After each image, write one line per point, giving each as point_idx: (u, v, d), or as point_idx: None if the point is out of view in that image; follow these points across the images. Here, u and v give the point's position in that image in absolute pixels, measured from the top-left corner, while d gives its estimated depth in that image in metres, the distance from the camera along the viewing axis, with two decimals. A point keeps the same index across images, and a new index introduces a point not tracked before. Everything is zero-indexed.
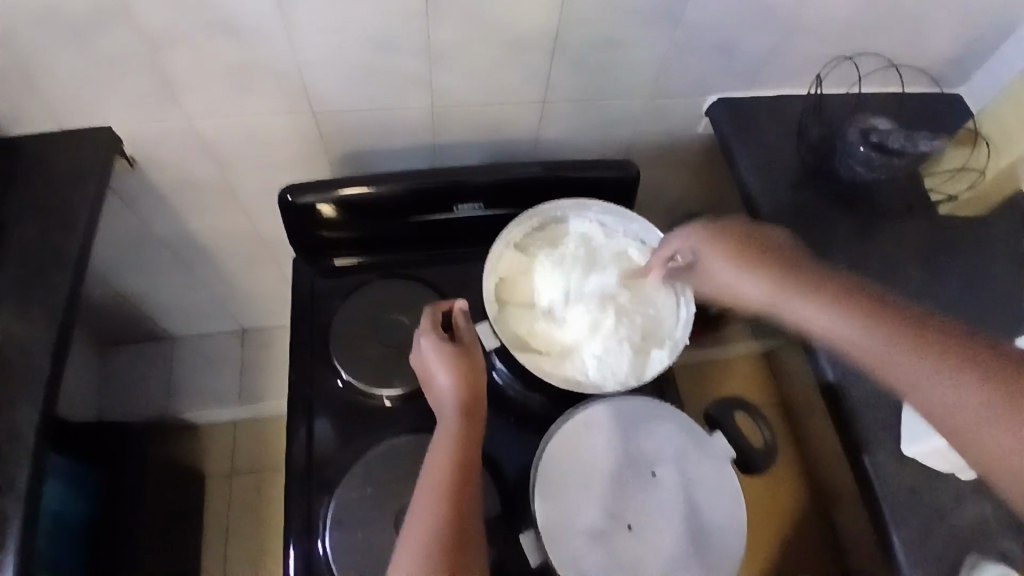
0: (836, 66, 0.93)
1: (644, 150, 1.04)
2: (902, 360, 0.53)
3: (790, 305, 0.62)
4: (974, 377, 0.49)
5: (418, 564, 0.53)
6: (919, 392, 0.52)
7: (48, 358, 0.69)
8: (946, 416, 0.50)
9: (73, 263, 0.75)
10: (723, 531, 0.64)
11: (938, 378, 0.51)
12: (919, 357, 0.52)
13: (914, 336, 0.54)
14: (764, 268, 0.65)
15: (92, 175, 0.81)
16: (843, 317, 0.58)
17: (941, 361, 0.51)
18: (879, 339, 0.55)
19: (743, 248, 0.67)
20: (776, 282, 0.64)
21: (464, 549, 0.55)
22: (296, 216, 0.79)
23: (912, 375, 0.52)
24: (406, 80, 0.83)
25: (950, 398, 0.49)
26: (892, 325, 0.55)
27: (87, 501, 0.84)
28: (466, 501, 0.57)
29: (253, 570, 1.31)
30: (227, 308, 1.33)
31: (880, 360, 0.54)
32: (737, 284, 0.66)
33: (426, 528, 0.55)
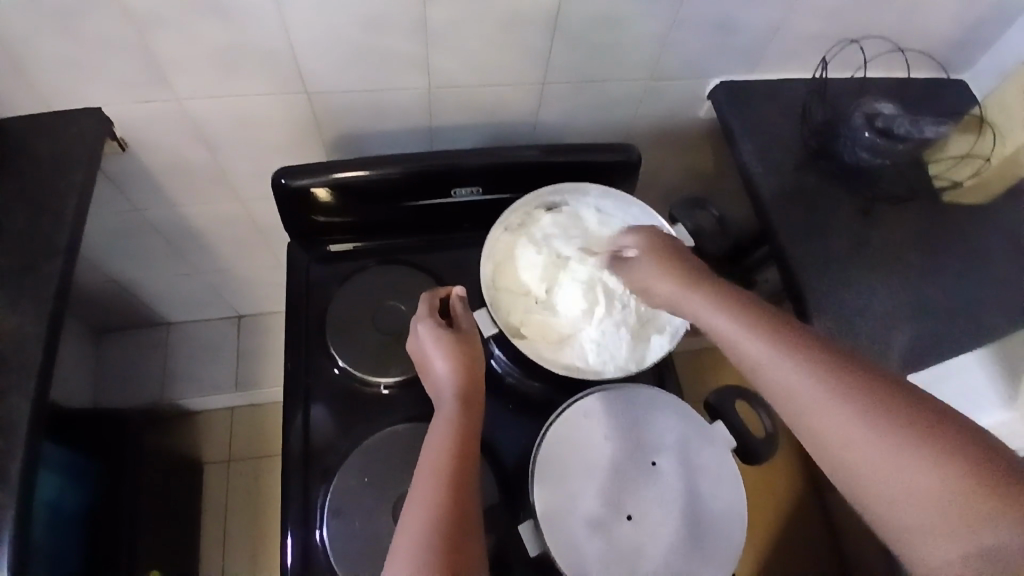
0: (840, 48, 0.91)
1: (644, 133, 1.02)
2: (811, 382, 0.50)
3: (694, 309, 0.60)
4: (923, 459, 0.44)
5: (418, 547, 0.51)
6: (812, 417, 0.49)
7: (40, 346, 0.68)
8: (833, 443, 0.48)
9: (64, 250, 0.74)
10: (724, 520, 0.63)
11: (883, 453, 0.45)
12: (835, 385, 0.49)
13: (827, 362, 0.50)
14: (692, 274, 0.62)
15: (82, 159, 0.79)
16: (747, 331, 0.55)
17: (843, 390, 0.48)
18: (786, 359, 0.52)
19: (671, 254, 0.64)
20: (687, 288, 0.61)
21: (467, 533, 0.53)
22: (289, 200, 0.77)
23: (812, 400, 0.49)
24: (401, 60, 0.81)
25: (842, 430, 0.47)
26: (808, 346, 0.52)
27: (83, 488, 0.84)
28: (466, 485, 0.56)
29: (252, 556, 1.31)
30: (222, 293, 1.31)
31: (783, 382, 0.51)
32: (648, 287, 0.65)
33: (426, 512, 0.53)
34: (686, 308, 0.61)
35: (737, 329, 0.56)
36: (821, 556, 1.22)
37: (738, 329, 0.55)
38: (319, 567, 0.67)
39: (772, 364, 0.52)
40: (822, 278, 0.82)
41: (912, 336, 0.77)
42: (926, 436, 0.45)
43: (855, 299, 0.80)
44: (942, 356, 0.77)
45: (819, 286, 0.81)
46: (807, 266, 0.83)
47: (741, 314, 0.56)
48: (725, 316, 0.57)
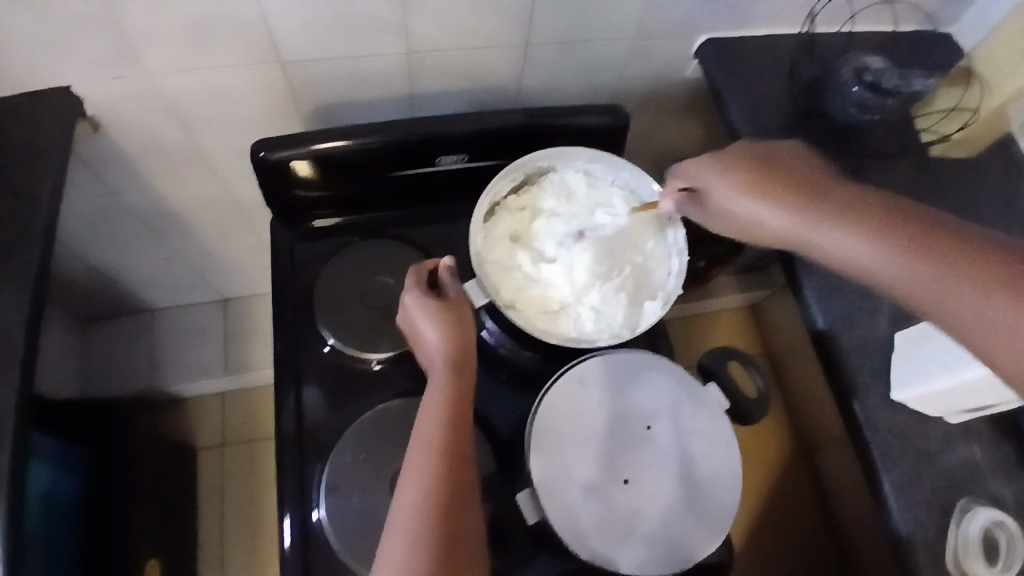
0: (828, 1, 0.89)
1: (631, 96, 1.00)
2: (913, 273, 0.49)
3: (788, 231, 0.57)
4: (962, 282, 0.47)
5: (417, 520, 0.51)
6: (940, 310, 0.48)
7: (22, 336, 0.66)
8: (957, 327, 0.47)
9: (41, 237, 0.71)
10: (718, 481, 0.64)
11: (954, 289, 0.47)
12: (947, 269, 0.48)
13: (947, 250, 0.48)
14: (760, 190, 0.59)
15: (52, 142, 0.76)
16: (861, 239, 0.52)
17: (973, 272, 0.46)
18: (902, 259, 0.50)
19: (734, 165, 0.62)
20: (774, 207, 0.58)
21: (464, 502, 0.54)
22: (269, 175, 0.75)
23: (939, 294, 0.48)
24: (378, 26, 0.78)
25: (977, 313, 0.46)
26: (909, 238, 0.50)
27: (76, 477, 0.83)
28: (462, 455, 0.56)
29: (252, 536, 1.32)
30: (207, 274, 1.29)
31: (907, 281, 0.50)
32: (730, 210, 0.62)
33: (423, 484, 0.53)
34: (777, 229, 0.58)
35: (849, 241, 0.53)
36: (809, 513, 1.25)
37: (859, 242, 0.53)
38: (319, 544, 0.67)
39: (897, 273, 0.50)
40: None
41: None
42: (977, 267, 0.47)
43: None
44: None
45: None
46: None
47: (849, 225, 0.53)
48: (839, 231, 0.54)
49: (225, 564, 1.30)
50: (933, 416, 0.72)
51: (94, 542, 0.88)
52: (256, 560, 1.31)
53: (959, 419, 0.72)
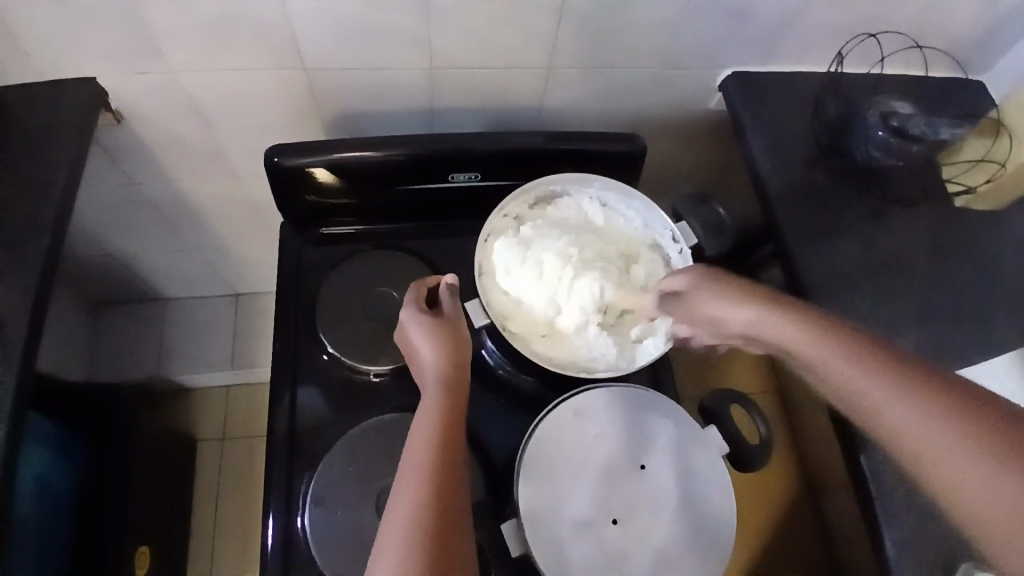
0: (858, 42, 0.88)
1: (652, 124, 1.00)
2: (904, 406, 0.47)
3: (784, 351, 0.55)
4: (967, 446, 0.43)
5: (404, 546, 0.49)
6: (920, 454, 0.45)
7: (28, 321, 0.67)
8: (936, 474, 0.44)
9: (53, 223, 0.72)
10: (713, 528, 0.62)
11: (949, 450, 0.44)
12: (927, 413, 0.46)
13: (938, 392, 0.46)
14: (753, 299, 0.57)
15: (74, 130, 0.77)
16: (854, 369, 0.50)
17: (965, 419, 0.44)
18: (886, 393, 0.48)
19: (731, 286, 0.59)
20: (764, 324, 0.56)
21: (454, 525, 0.51)
22: (282, 179, 0.75)
23: (922, 436, 0.45)
24: (403, 38, 0.78)
25: (960, 462, 0.43)
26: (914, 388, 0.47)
27: (74, 464, 0.83)
28: (453, 475, 0.54)
29: (241, 536, 1.31)
30: (219, 269, 1.30)
31: (890, 418, 0.47)
32: (723, 322, 0.60)
33: (413, 505, 0.51)
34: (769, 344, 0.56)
35: (838, 368, 0.51)
36: (812, 557, 1.21)
37: (851, 372, 0.50)
38: (300, 555, 0.66)
39: (881, 409, 0.48)
40: (826, 281, 0.80)
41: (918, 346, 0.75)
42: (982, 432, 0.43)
43: (859, 303, 0.78)
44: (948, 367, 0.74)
45: (823, 289, 0.79)
46: (815, 269, 0.81)
47: (843, 353, 0.51)
48: (838, 359, 0.51)
49: (213, 562, 1.29)
50: None
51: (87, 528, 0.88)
52: (243, 561, 1.30)
53: None
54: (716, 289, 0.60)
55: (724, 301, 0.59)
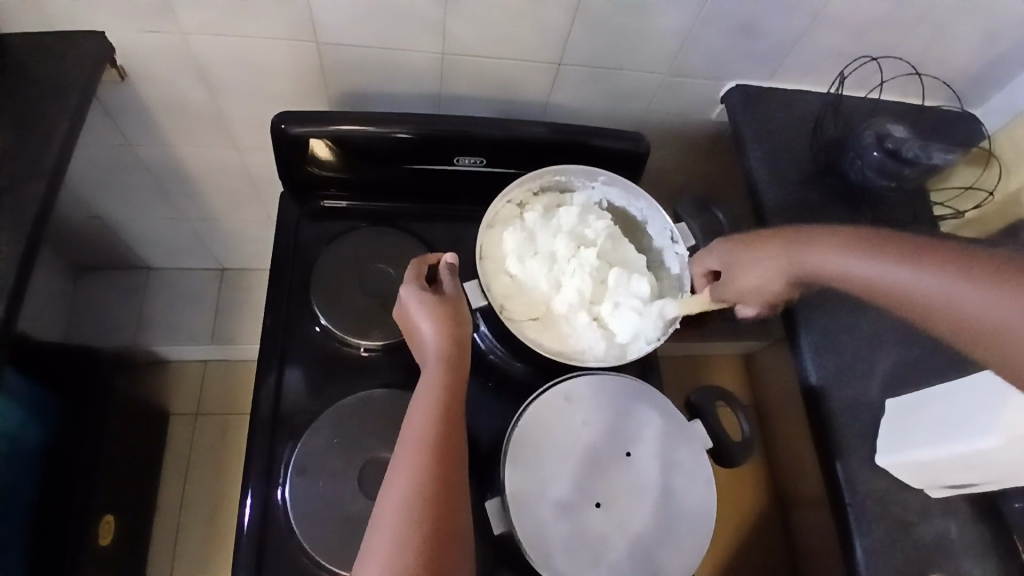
0: (860, 66, 0.90)
1: (654, 130, 1.02)
2: (924, 280, 0.50)
3: (820, 268, 0.59)
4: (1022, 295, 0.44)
5: (403, 518, 0.49)
6: (960, 319, 0.47)
7: (17, 269, 0.66)
8: (981, 330, 0.46)
9: (48, 173, 0.71)
10: (692, 519, 0.63)
11: (1006, 304, 0.44)
12: (967, 276, 0.47)
13: (953, 260, 0.49)
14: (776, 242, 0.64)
15: (75, 82, 0.76)
16: (877, 263, 0.54)
17: (992, 273, 0.46)
18: (913, 273, 0.51)
19: (756, 239, 0.65)
20: (794, 253, 0.62)
21: (453, 500, 0.51)
22: (287, 147, 0.75)
23: (953, 301, 0.48)
24: (418, 21, 0.79)
25: (991, 309, 0.45)
26: (950, 260, 0.49)
27: (49, 422, 0.82)
28: (453, 451, 0.53)
29: (210, 512, 1.30)
30: (208, 241, 1.29)
31: (937, 297, 0.49)
32: (755, 277, 0.65)
33: (412, 478, 0.51)
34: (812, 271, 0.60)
35: (864, 266, 0.55)
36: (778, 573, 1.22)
37: (876, 268, 0.54)
38: (278, 525, 0.66)
39: (920, 291, 0.50)
40: None
41: (898, 362, 0.77)
42: None
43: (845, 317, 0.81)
44: (926, 384, 0.76)
45: None
46: None
47: (867, 252, 0.55)
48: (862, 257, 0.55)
49: (179, 538, 1.27)
50: (914, 485, 0.72)
51: (57, 488, 0.86)
52: (210, 537, 1.28)
53: (940, 492, 0.72)
54: (736, 245, 0.67)
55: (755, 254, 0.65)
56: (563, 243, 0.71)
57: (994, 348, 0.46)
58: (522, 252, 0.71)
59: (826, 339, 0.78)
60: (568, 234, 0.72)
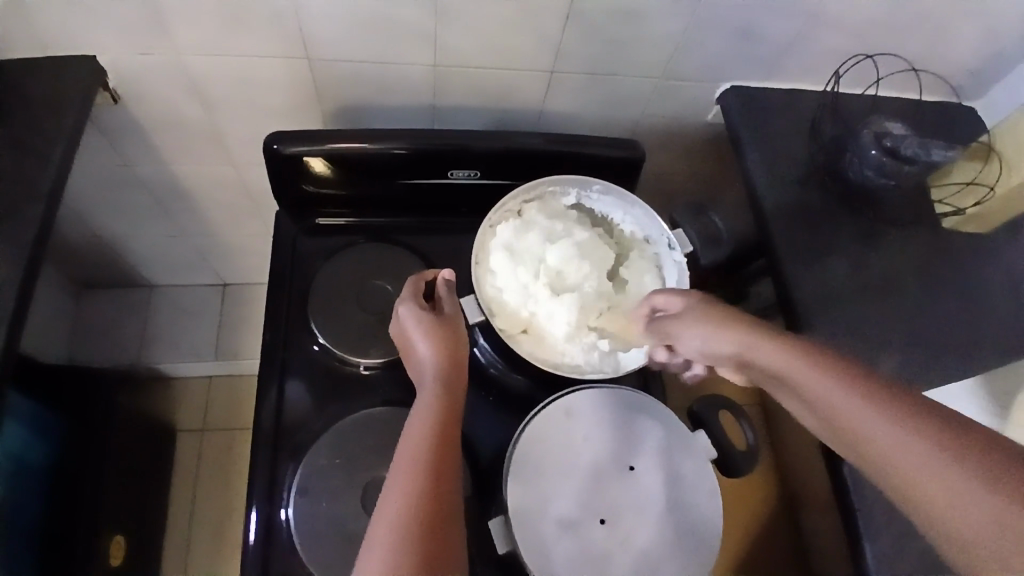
0: (856, 64, 0.89)
1: (651, 134, 1.01)
2: (891, 435, 0.50)
3: (786, 377, 0.57)
4: (960, 459, 0.47)
5: (396, 539, 0.48)
6: (921, 481, 0.48)
7: (15, 293, 0.66)
8: (913, 480, 0.48)
9: (46, 196, 0.71)
10: (697, 533, 0.62)
11: (930, 465, 0.48)
12: (929, 440, 0.48)
13: (963, 444, 0.48)
14: (737, 327, 0.61)
15: (69, 106, 0.76)
16: (857, 401, 0.52)
17: (961, 457, 0.47)
18: (880, 418, 0.51)
19: (716, 310, 0.63)
20: (758, 354, 0.59)
21: (447, 521, 0.50)
22: (281, 166, 0.75)
23: (921, 471, 0.48)
24: (409, 33, 0.78)
25: (953, 492, 0.46)
26: (898, 413, 0.51)
27: (53, 445, 0.81)
28: (449, 472, 0.53)
29: (218, 529, 1.30)
30: (209, 257, 1.29)
31: (908, 466, 0.49)
32: (698, 345, 0.63)
33: (406, 502, 0.50)
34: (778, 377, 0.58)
35: (839, 396, 0.54)
36: None
37: (832, 389, 0.54)
38: (282, 545, 0.65)
39: (885, 435, 0.50)
40: (815, 297, 0.82)
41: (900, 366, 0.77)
42: (981, 461, 0.46)
43: (848, 320, 0.80)
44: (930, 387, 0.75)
45: (812, 306, 0.81)
46: (803, 283, 0.82)
47: (841, 386, 0.54)
48: (830, 381, 0.54)
49: (187, 555, 1.27)
50: None
51: (63, 510, 0.86)
52: (216, 555, 1.28)
53: None
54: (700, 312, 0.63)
55: (705, 330, 0.62)
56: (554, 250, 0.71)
57: (917, 507, 0.48)
58: (515, 262, 0.71)
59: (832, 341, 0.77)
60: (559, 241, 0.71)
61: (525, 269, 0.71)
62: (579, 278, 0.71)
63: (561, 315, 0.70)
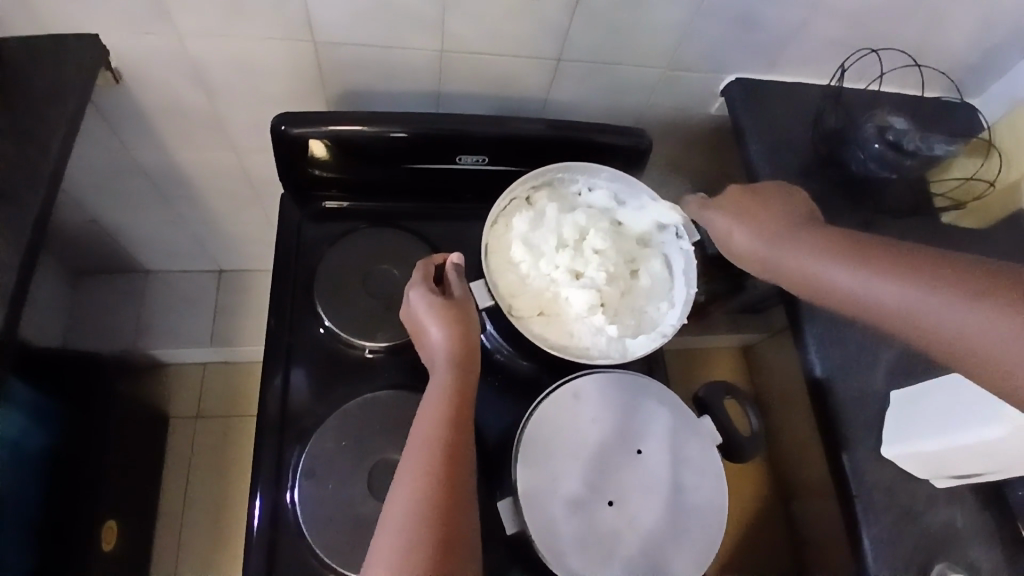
0: (859, 58, 0.90)
1: (654, 125, 1.01)
2: (892, 291, 0.50)
3: (781, 262, 0.60)
4: (977, 302, 0.45)
5: (409, 521, 0.48)
6: (944, 336, 0.46)
7: (14, 275, 0.64)
8: (911, 322, 0.48)
9: (47, 178, 0.70)
10: (704, 515, 0.63)
11: (971, 321, 0.45)
12: (939, 289, 0.47)
13: (986, 283, 0.45)
14: (755, 223, 0.63)
15: (70, 88, 0.75)
16: (847, 267, 0.53)
17: (988, 296, 0.45)
18: (884, 281, 0.50)
19: (743, 207, 0.65)
20: (773, 242, 0.61)
21: (459, 502, 0.50)
22: (287, 149, 0.74)
23: (959, 323, 0.45)
24: (415, 18, 0.78)
25: (980, 339, 0.44)
26: (894, 265, 0.51)
27: (51, 431, 0.81)
28: (462, 452, 0.53)
29: (215, 516, 1.29)
30: (206, 243, 1.28)
31: (939, 320, 0.47)
32: (734, 247, 0.65)
33: (421, 482, 0.50)
34: (773, 264, 0.61)
35: (845, 273, 0.53)
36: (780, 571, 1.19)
37: (829, 263, 0.55)
38: (289, 529, 0.65)
39: (867, 292, 0.51)
40: None
41: (901, 355, 0.77)
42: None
43: None
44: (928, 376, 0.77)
45: None
46: None
47: (842, 256, 0.54)
48: (808, 254, 0.57)
49: (184, 541, 1.27)
50: (920, 476, 0.72)
51: (61, 496, 0.85)
52: (214, 541, 1.27)
53: (945, 483, 0.71)
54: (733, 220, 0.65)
55: (752, 241, 0.63)
56: (563, 236, 0.72)
57: (959, 357, 0.46)
58: (524, 247, 0.71)
59: (831, 329, 0.78)
60: (568, 228, 0.72)
61: (534, 253, 0.71)
62: (588, 261, 0.71)
63: (570, 299, 0.70)
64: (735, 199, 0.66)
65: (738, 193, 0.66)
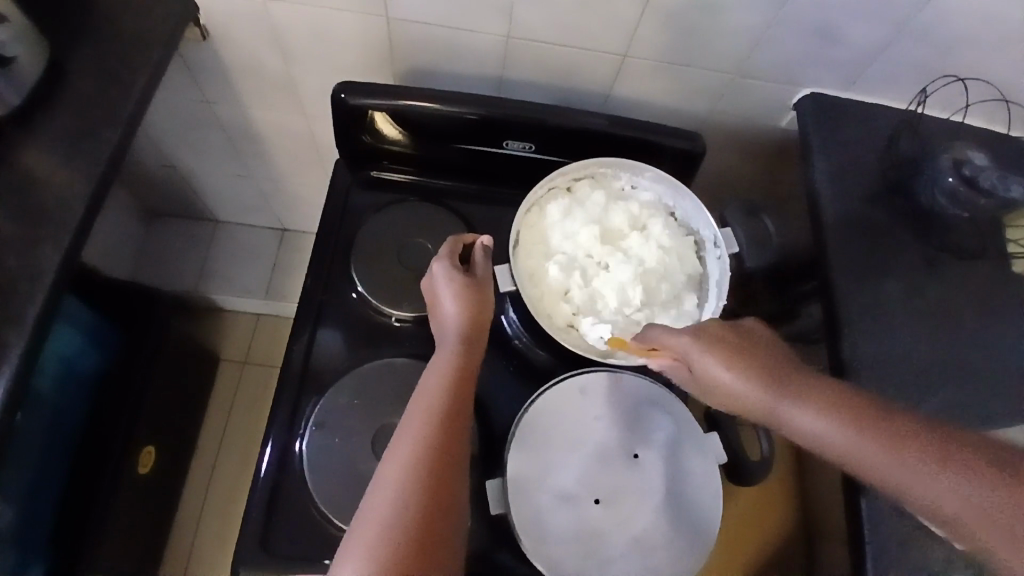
0: (946, 85, 0.85)
1: (717, 132, 0.99)
2: (876, 454, 0.51)
3: (770, 404, 0.56)
4: (961, 475, 0.48)
5: (397, 480, 0.50)
6: (933, 504, 0.49)
7: (85, 203, 0.70)
8: (867, 469, 0.52)
9: (126, 118, 0.75)
10: (694, 530, 0.62)
11: (957, 495, 0.48)
12: (926, 466, 0.49)
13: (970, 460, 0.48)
14: (734, 360, 0.58)
15: (157, 38, 0.80)
16: (837, 424, 0.53)
17: (967, 473, 0.48)
18: (818, 419, 0.54)
19: (727, 341, 0.59)
20: (756, 386, 0.57)
21: (450, 471, 0.52)
22: (345, 116, 0.76)
23: (944, 495, 0.48)
24: (485, 3, 0.79)
25: (969, 509, 0.47)
26: (877, 431, 0.51)
27: (103, 353, 0.88)
28: (457, 423, 0.55)
29: (243, 457, 1.36)
30: (271, 200, 1.35)
31: (932, 497, 0.49)
32: (711, 377, 0.59)
33: (415, 444, 0.52)
34: (749, 399, 0.57)
35: (846, 435, 0.52)
36: None
37: (821, 419, 0.54)
38: (293, 475, 0.69)
39: (855, 450, 0.52)
40: (861, 319, 0.78)
41: (941, 405, 0.73)
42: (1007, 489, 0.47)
43: (896, 350, 0.76)
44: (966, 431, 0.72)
45: (854, 328, 0.77)
46: (852, 303, 0.78)
47: (825, 411, 0.54)
48: (792, 404, 0.55)
49: (215, 474, 1.35)
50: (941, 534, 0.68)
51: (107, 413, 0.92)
52: (239, 480, 1.35)
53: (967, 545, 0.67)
54: (722, 344, 0.60)
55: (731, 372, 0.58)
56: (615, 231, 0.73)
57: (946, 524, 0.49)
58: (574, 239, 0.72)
59: (869, 368, 0.75)
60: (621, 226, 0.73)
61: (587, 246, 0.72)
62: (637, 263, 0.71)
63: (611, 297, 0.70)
64: (717, 333, 0.60)
65: (718, 327, 0.61)
